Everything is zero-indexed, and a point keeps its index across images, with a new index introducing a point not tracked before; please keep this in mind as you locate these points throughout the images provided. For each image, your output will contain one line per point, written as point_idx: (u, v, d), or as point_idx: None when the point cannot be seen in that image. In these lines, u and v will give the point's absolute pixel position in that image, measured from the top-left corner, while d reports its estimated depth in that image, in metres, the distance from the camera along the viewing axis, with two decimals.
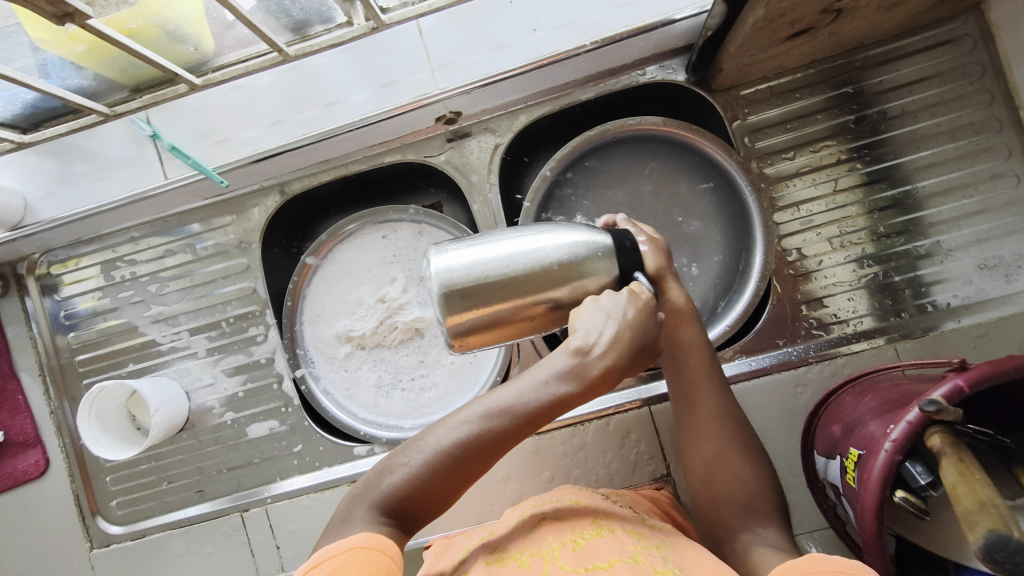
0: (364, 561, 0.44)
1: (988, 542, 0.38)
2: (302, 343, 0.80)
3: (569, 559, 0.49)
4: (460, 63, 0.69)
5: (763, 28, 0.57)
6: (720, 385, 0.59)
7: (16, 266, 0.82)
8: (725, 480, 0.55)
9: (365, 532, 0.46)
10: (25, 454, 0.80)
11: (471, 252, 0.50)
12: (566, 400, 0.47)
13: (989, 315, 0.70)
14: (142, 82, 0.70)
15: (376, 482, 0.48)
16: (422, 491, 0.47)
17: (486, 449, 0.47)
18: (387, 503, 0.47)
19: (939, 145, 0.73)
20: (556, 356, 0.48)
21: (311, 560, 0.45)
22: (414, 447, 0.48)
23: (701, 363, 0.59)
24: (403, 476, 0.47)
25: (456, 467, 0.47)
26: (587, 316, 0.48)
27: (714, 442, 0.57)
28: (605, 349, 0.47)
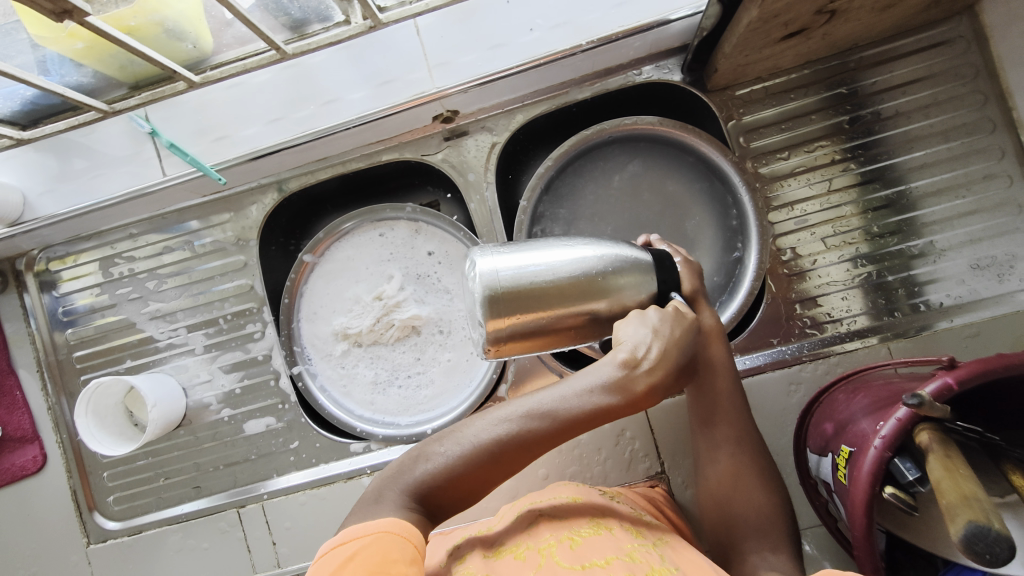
0: (392, 546, 0.43)
1: (969, 533, 0.37)
2: (299, 341, 0.80)
3: (565, 556, 0.49)
4: (457, 62, 0.69)
5: (758, 28, 0.58)
6: (738, 405, 0.60)
7: (15, 262, 0.83)
8: (739, 500, 0.57)
9: (395, 517, 0.45)
10: (23, 449, 0.81)
11: (516, 256, 0.50)
12: (609, 410, 0.49)
13: (982, 314, 0.70)
14: (142, 79, 0.70)
15: (409, 468, 0.49)
16: (454, 483, 0.48)
17: (523, 453, 0.48)
18: (419, 491, 0.48)
19: (933, 145, 0.73)
20: (600, 367, 0.50)
21: (337, 537, 0.44)
22: (451, 437, 0.49)
23: (726, 383, 0.59)
24: (438, 464, 0.48)
25: (492, 465, 0.48)
26: (632, 329, 0.50)
27: (734, 459, 0.58)
28: (652, 363, 0.49)
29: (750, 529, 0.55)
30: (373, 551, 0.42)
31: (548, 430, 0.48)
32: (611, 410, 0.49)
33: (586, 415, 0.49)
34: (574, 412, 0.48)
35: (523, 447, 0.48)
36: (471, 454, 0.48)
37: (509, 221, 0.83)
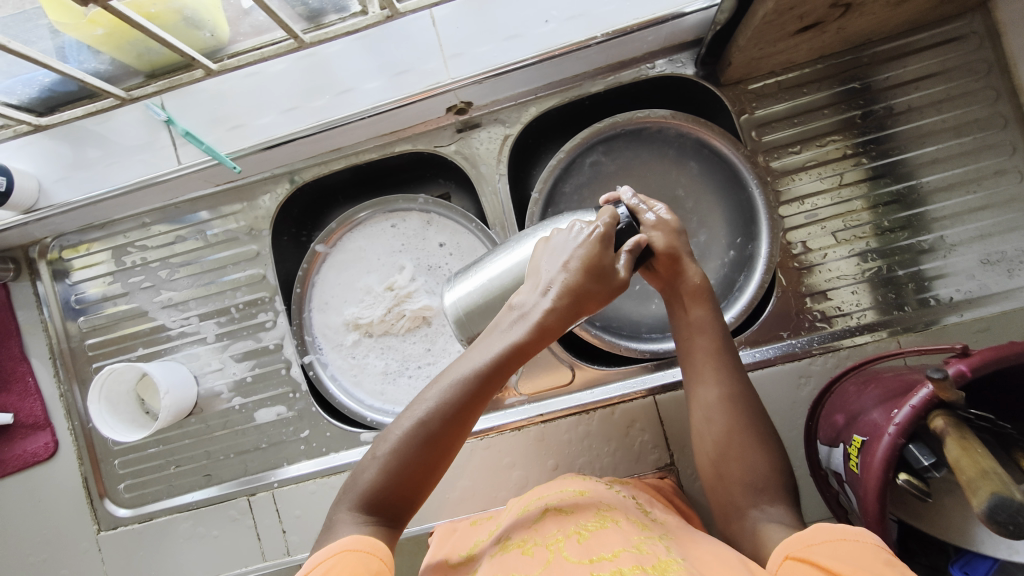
0: (359, 563, 0.45)
1: (991, 505, 0.37)
2: (311, 330, 0.81)
3: (573, 551, 0.50)
4: (472, 53, 0.70)
5: (772, 21, 0.58)
6: (733, 363, 0.60)
7: (28, 250, 0.83)
8: (735, 465, 0.56)
9: (354, 535, 0.47)
10: (34, 436, 0.81)
11: (467, 282, 0.59)
12: (520, 350, 0.52)
13: (991, 309, 0.71)
14: (158, 69, 0.72)
15: (356, 481, 0.51)
16: (400, 477, 0.49)
17: (454, 419, 0.51)
18: (368, 499, 0.49)
19: (944, 141, 0.74)
20: (502, 315, 0.54)
21: (304, 567, 0.46)
22: (385, 438, 0.51)
23: (709, 339, 0.60)
24: (377, 468, 0.50)
25: (427, 441, 0.50)
26: (535, 271, 0.54)
27: (723, 416, 0.57)
28: (546, 295, 0.52)
29: (746, 491, 0.55)
30: (340, 571, 0.44)
31: (466, 393, 0.51)
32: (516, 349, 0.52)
33: (497, 364, 0.51)
34: (483, 366, 0.51)
35: (453, 412, 0.50)
36: (406, 441, 0.50)
37: (520, 214, 0.83)
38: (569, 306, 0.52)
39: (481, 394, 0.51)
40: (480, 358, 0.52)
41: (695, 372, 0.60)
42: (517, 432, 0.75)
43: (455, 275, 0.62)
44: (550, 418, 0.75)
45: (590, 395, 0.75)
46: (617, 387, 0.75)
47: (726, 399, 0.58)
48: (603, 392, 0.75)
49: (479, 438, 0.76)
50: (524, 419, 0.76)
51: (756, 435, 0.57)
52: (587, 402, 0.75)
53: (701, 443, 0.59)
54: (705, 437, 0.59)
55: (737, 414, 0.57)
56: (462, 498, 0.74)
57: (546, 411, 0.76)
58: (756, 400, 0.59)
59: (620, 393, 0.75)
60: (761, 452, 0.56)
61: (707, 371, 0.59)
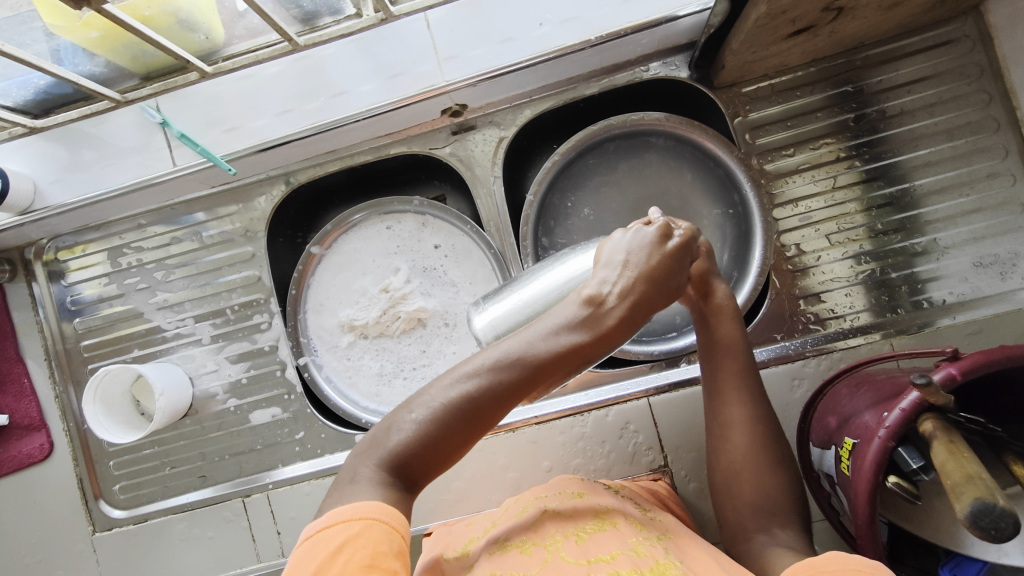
0: (382, 539, 0.42)
1: (974, 510, 0.37)
2: (305, 332, 0.81)
3: (571, 551, 0.50)
4: (466, 56, 0.70)
5: (765, 25, 0.58)
6: (756, 385, 0.59)
7: (24, 251, 0.83)
8: (749, 484, 0.55)
9: (380, 500, 0.43)
10: (29, 437, 0.81)
11: (505, 306, 0.57)
12: (578, 349, 0.46)
13: (984, 312, 0.71)
14: (153, 70, 0.71)
15: (382, 437, 0.46)
16: (429, 448, 0.45)
17: (500, 404, 0.46)
18: (393, 463, 0.45)
19: (936, 144, 0.74)
20: (566, 305, 0.49)
21: (325, 517, 0.43)
22: (421, 401, 0.46)
23: (736, 360, 0.59)
24: (408, 429, 0.45)
25: (466, 419, 0.45)
26: (603, 267, 0.51)
27: (749, 438, 0.56)
28: (619, 294, 0.48)
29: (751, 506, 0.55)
30: (362, 543, 0.41)
31: (517, 373, 0.45)
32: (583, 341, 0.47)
33: (562, 353, 0.46)
34: (541, 355, 0.46)
35: (498, 391, 0.45)
36: (444, 408, 0.45)
37: (516, 216, 0.84)
38: (635, 307, 0.48)
39: (523, 388, 0.46)
40: (546, 342, 0.46)
41: (720, 391, 0.59)
42: (512, 433, 0.75)
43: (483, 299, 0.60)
44: (544, 420, 0.75)
45: (585, 396, 0.76)
46: (612, 389, 0.76)
47: (750, 419, 0.57)
48: (597, 394, 0.76)
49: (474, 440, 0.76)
50: (518, 421, 0.76)
51: (771, 457, 0.56)
52: (582, 403, 0.75)
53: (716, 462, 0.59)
54: (722, 457, 0.58)
55: (760, 438, 0.56)
56: (456, 500, 0.74)
57: (540, 413, 0.76)
58: (778, 424, 0.58)
59: (614, 395, 0.75)
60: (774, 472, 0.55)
61: (732, 393, 0.58)
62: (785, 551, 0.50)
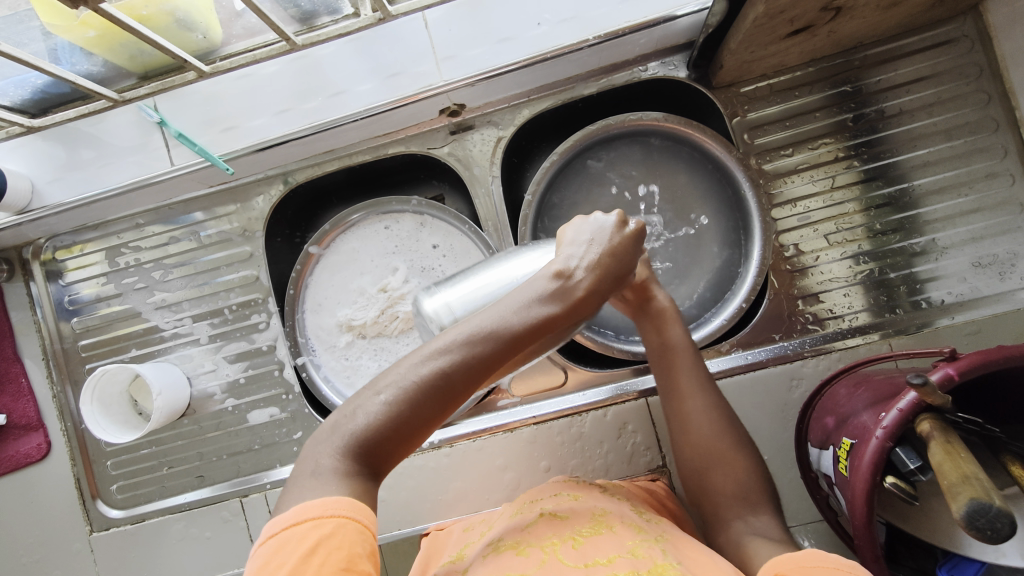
0: (356, 537, 0.41)
1: (969, 510, 0.37)
2: (304, 332, 0.81)
3: (568, 554, 0.50)
4: (464, 56, 0.70)
5: (763, 24, 0.58)
6: (707, 378, 0.62)
7: (22, 251, 0.83)
8: (720, 476, 0.58)
9: (350, 495, 0.42)
10: (27, 437, 0.81)
11: (465, 292, 0.54)
12: (551, 320, 0.47)
13: (982, 312, 0.71)
14: (151, 69, 0.71)
15: (344, 422, 0.44)
16: (396, 429, 0.44)
17: (471, 376, 0.45)
18: (360, 450, 0.43)
19: (935, 144, 0.74)
20: (535, 280, 0.48)
21: (292, 513, 0.41)
22: (388, 382, 0.45)
23: (687, 358, 0.62)
24: (373, 413, 0.44)
25: (436, 396, 0.44)
26: (569, 246, 0.51)
27: (708, 430, 0.60)
28: (588, 269, 0.49)
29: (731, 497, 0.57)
30: (337, 543, 0.40)
31: (490, 349, 0.45)
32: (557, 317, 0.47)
33: (537, 328, 0.46)
34: (517, 327, 0.46)
35: (468, 368, 0.45)
36: (411, 388, 0.44)
37: (514, 216, 0.84)
38: (602, 284, 0.49)
39: (491, 362, 0.45)
40: (521, 317, 0.46)
41: (675, 390, 0.62)
42: (510, 433, 0.75)
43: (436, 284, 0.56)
44: (542, 420, 0.75)
45: (583, 397, 0.75)
46: (609, 389, 0.76)
47: (709, 411, 0.60)
48: (595, 395, 0.75)
49: (471, 440, 0.76)
50: (516, 421, 0.76)
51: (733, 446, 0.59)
52: (580, 403, 0.75)
53: (684, 460, 0.61)
54: (688, 454, 0.61)
55: (721, 428, 0.60)
56: (454, 500, 0.74)
57: (538, 413, 0.76)
58: (733, 414, 0.61)
59: (612, 395, 0.75)
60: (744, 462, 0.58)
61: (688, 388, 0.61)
62: (775, 545, 0.51)
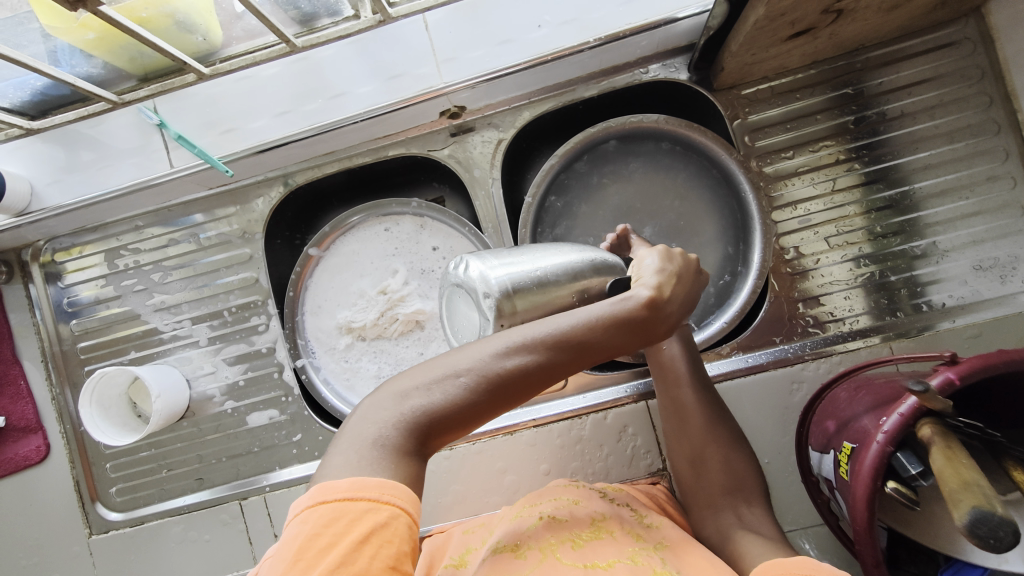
0: (405, 532, 0.40)
1: (971, 518, 0.37)
2: (303, 334, 0.81)
3: (567, 554, 0.51)
4: (465, 58, 0.70)
5: (764, 27, 0.58)
6: (704, 374, 0.66)
7: (21, 253, 0.83)
8: (713, 467, 0.61)
9: (405, 482, 0.41)
10: (26, 439, 0.81)
11: (510, 260, 0.52)
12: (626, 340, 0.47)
13: (984, 315, 0.71)
14: (151, 71, 0.70)
15: (414, 395, 0.44)
16: (462, 415, 0.44)
17: (542, 376, 0.45)
18: (420, 429, 0.43)
19: (937, 146, 0.74)
20: (626, 301, 0.47)
21: (349, 484, 0.40)
22: (470, 365, 0.44)
23: (682, 351, 0.66)
24: (451, 394, 0.44)
25: (509, 390, 0.44)
26: (653, 272, 0.52)
27: (701, 422, 0.63)
28: (674, 300, 0.50)
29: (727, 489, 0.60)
30: (389, 536, 0.39)
31: (565, 356, 0.45)
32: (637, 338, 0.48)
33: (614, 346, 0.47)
34: (592, 338, 0.45)
35: (545, 370, 0.44)
36: (492, 378, 0.44)
37: (514, 218, 0.83)
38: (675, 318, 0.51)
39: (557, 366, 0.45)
40: (604, 335, 0.46)
41: (674, 385, 0.65)
42: (510, 436, 0.75)
43: (486, 252, 0.53)
44: (542, 423, 0.75)
45: (583, 399, 0.75)
46: (609, 392, 0.76)
47: (700, 403, 0.64)
48: (595, 397, 0.75)
49: (471, 443, 0.75)
50: (516, 423, 0.75)
51: (721, 433, 0.62)
52: (580, 406, 0.75)
53: (678, 452, 0.64)
54: (683, 448, 0.64)
55: (714, 420, 0.63)
56: (454, 503, 0.74)
57: (539, 416, 0.75)
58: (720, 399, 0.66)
59: (612, 398, 0.75)
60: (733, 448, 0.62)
61: (682, 381, 0.64)
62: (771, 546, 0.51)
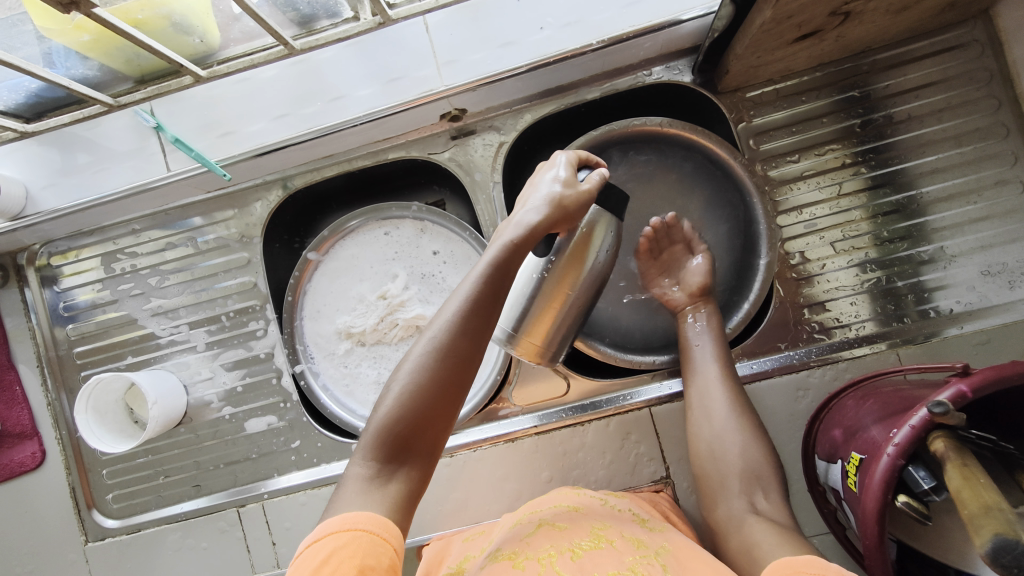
0: (369, 548, 0.44)
1: (994, 546, 0.37)
2: (302, 339, 0.79)
3: (566, 566, 0.49)
4: (466, 61, 0.69)
5: (770, 29, 0.57)
6: (730, 366, 0.66)
7: (16, 257, 0.82)
8: (729, 455, 0.61)
9: (364, 509, 0.47)
10: (22, 445, 0.80)
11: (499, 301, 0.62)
12: (513, 248, 0.54)
13: (992, 322, 0.70)
14: (148, 73, 0.68)
15: (371, 423, 0.51)
16: (415, 413, 0.50)
17: (468, 336, 0.52)
18: (381, 449, 0.49)
19: (944, 150, 0.73)
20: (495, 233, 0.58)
21: (315, 531, 0.46)
22: (402, 370, 0.52)
23: (713, 347, 0.68)
24: (395, 402, 0.50)
25: (449, 362, 0.51)
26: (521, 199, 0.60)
27: (718, 413, 0.63)
28: (529, 207, 0.57)
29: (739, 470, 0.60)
30: (349, 552, 0.44)
31: (476, 305, 0.53)
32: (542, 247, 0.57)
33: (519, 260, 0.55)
34: (487, 270, 0.53)
35: (467, 331, 0.52)
36: (427, 365, 0.51)
37: None
38: (556, 221, 0.55)
39: (478, 316, 0.53)
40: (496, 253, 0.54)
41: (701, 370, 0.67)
42: (512, 443, 0.74)
43: None
44: (544, 429, 0.74)
45: (585, 406, 0.74)
46: (612, 398, 0.74)
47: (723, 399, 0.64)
48: (597, 403, 0.74)
49: (472, 450, 0.74)
50: (518, 430, 0.74)
51: (739, 422, 0.63)
52: (582, 412, 0.74)
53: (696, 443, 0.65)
54: (701, 439, 0.64)
55: (734, 411, 0.63)
56: (454, 511, 0.73)
57: (541, 422, 0.74)
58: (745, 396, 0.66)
59: (615, 404, 0.74)
60: (754, 446, 0.61)
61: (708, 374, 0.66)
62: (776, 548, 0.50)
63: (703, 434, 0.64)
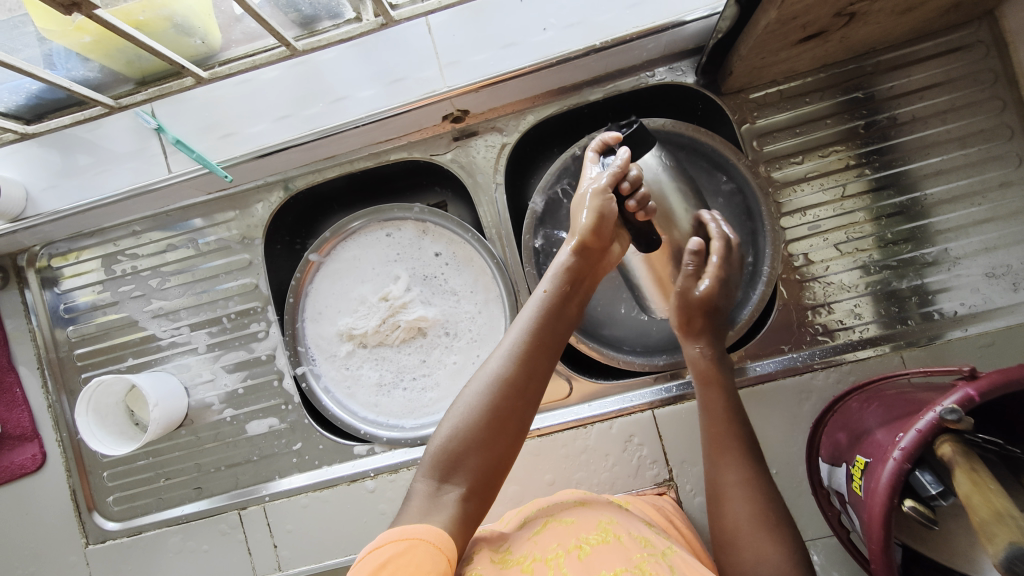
0: (426, 556, 0.45)
1: (1008, 555, 0.37)
2: (304, 341, 0.79)
3: (573, 567, 0.49)
4: (468, 62, 0.69)
5: (775, 31, 0.57)
6: (751, 452, 0.61)
7: (16, 258, 0.82)
8: (747, 549, 0.56)
9: (425, 523, 0.48)
10: (22, 448, 0.80)
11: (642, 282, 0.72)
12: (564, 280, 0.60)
13: (996, 324, 0.70)
14: (149, 74, 0.68)
15: (430, 447, 0.54)
16: (467, 441, 0.52)
17: (527, 370, 0.56)
18: (439, 471, 0.52)
19: (948, 151, 0.72)
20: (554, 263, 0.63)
21: (375, 540, 0.47)
22: (461, 399, 0.55)
23: (725, 427, 0.62)
24: (451, 428, 0.53)
25: (504, 393, 0.54)
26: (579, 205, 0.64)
27: (738, 505, 0.58)
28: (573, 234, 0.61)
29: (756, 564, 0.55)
30: (409, 560, 0.45)
31: (532, 339, 0.57)
32: (585, 283, 0.62)
33: (565, 293, 0.60)
34: (542, 303, 0.59)
35: (521, 367, 0.56)
36: (485, 392, 0.54)
37: (518, 224, 0.82)
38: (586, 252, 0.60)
39: (532, 349, 0.56)
40: (541, 290, 0.60)
41: (714, 456, 0.61)
42: None
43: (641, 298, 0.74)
44: (546, 432, 0.74)
45: (589, 409, 0.74)
46: (614, 401, 0.74)
47: (746, 485, 0.59)
48: (600, 406, 0.74)
49: None
50: None
51: (762, 514, 0.57)
52: (586, 415, 0.74)
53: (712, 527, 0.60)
54: (722, 523, 0.59)
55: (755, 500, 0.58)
56: None
57: (543, 425, 0.74)
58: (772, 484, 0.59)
59: (618, 407, 0.73)
60: (776, 543, 0.55)
61: (727, 456, 0.61)
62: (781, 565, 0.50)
63: (722, 520, 0.59)
